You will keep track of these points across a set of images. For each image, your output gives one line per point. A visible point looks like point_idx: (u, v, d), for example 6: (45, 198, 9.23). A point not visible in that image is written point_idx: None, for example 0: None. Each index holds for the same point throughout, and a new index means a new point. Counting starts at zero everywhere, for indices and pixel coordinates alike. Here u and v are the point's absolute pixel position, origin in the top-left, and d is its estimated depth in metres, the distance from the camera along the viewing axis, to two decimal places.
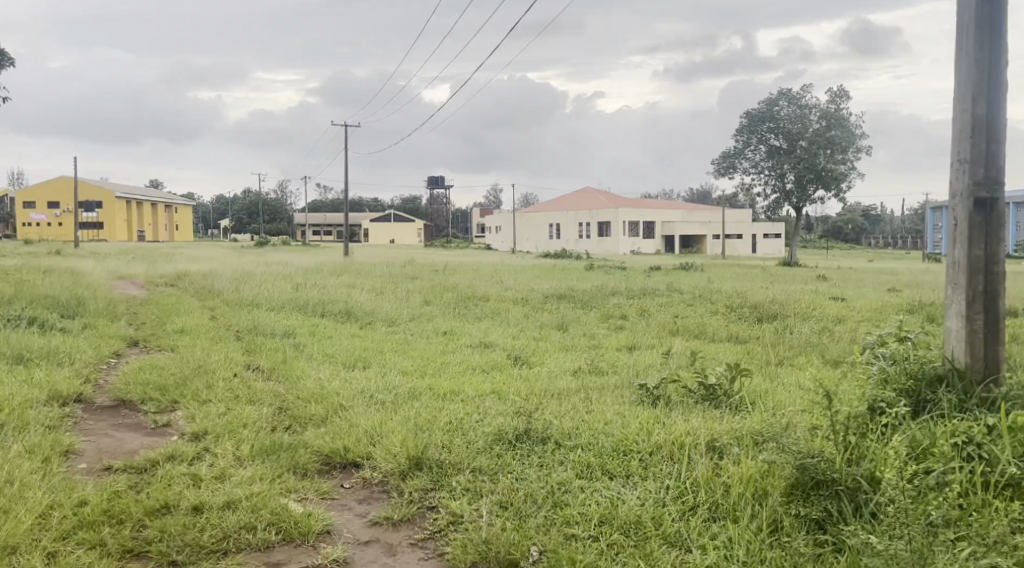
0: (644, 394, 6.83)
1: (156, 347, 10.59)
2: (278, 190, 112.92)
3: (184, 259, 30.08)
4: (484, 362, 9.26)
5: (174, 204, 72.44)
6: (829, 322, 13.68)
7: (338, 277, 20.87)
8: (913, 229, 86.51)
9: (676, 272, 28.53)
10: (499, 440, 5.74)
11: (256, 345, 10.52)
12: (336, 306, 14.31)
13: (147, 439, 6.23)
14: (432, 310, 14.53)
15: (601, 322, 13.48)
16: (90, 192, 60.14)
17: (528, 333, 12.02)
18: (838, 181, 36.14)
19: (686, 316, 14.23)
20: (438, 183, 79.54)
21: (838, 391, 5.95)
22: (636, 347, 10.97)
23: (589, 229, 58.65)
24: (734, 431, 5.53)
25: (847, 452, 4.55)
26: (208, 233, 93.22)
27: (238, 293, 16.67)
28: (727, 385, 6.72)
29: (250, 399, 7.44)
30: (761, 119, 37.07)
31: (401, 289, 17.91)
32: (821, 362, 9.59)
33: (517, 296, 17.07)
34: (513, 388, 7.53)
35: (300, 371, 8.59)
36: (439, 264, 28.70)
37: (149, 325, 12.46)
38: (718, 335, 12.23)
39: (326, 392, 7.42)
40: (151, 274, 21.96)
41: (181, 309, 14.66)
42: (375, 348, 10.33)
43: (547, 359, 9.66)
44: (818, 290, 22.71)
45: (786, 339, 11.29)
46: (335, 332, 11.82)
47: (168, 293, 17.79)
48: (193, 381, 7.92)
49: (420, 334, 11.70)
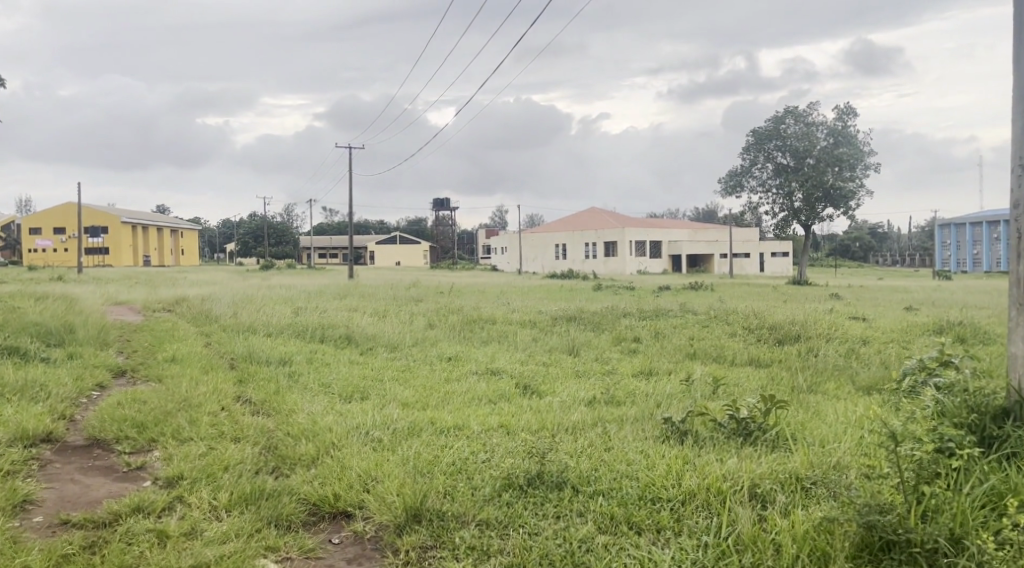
0: (668, 429, 6.14)
1: (144, 377, 9.96)
2: (284, 213, 112.61)
3: (188, 284, 29.51)
4: (492, 392, 8.60)
5: (180, 228, 72.07)
6: (855, 344, 12.99)
7: (340, 300, 20.25)
8: (920, 247, 85.68)
9: (685, 292, 27.87)
10: (508, 486, 5.06)
11: (248, 374, 9.87)
12: (336, 331, 13.68)
13: (116, 485, 5.58)
14: (437, 334, 13.90)
15: (613, 346, 12.82)
16: (95, 217, 59.82)
17: (536, 358, 11.36)
18: (847, 199, 35.53)
19: (702, 339, 13.58)
20: (443, 205, 79.07)
21: (891, 427, 5.30)
22: (653, 373, 10.28)
23: (596, 249, 57.94)
24: (779, 472, 4.89)
25: (917, 505, 3.95)
26: (214, 257, 92.87)
27: (235, 318, 16.06)
28: (762, 418, 6.06)
29: (237, 436, 6.80)
30: (768, 137, 36.55)
31: (404, 312, 17.27)
32: (854, 392, 8.91)
33: (525, 318, 16.42)
34: (523, 422, 6.88)
35: (293, 404, 7.93)
36: (444, 286, 28.12)
37: (140, 353, 11.84)
38: (738, 359, 11.58)
39: (318, 428, 6.77)
40: (149, 299, 21.37)
41: (175, 336, 14.03)
42: (375, 377, 9.66)
43: (559, 387, 8.98)
44: (834, 309, 22.03)
45: (812, 365, 10.61)
46: (333, 358, 11.18)
47: (165, 318, 17.20)
48: (175, 416, 7.28)
49: (423, 360, 11.05)
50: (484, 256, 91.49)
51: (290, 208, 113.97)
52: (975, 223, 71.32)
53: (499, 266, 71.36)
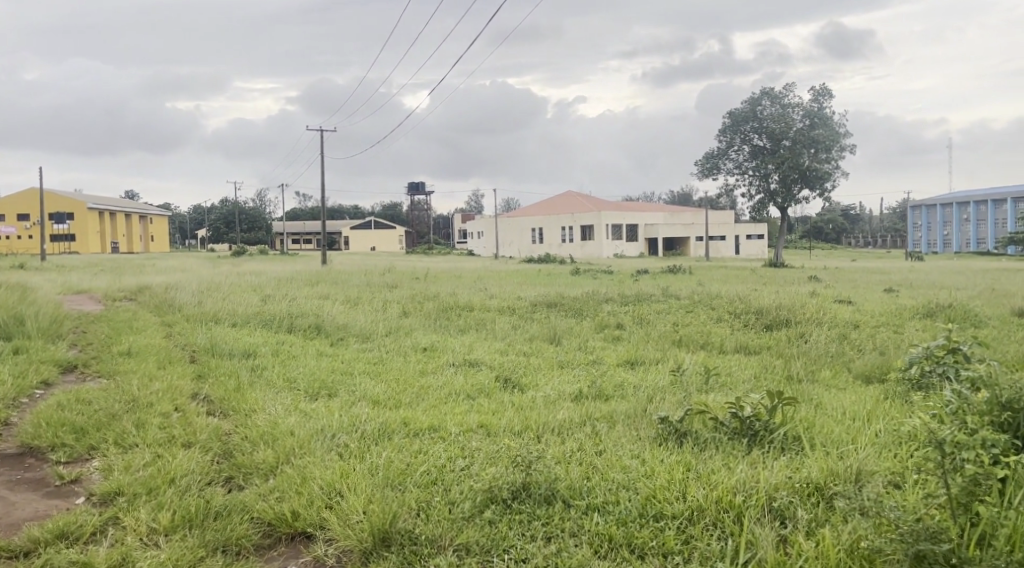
0: (663, 429, 5.58)
1: (95, 373, 9.22)
2: (256, 199, 110.66)
3: (154, 271, 28.49)
4: (470, 386, 8.00)
5: (149, 214, 70.49)
6: (845, 328, 12.53)
7: (311, 287, 19.45)
8: (890, 228, 86.14)
9: (664, 276, 27.39)
10: (491, 501, 4.49)
11: (208, 369, 9.16)
12: (306, 320, 12.96)
13: (43, 502, 4.94)
14: (412, 322, 13.25)
15: (595, 334, 12.24)
16: (61, 203, 58.28)
17: (516, 348, 10.75)
18: (823, 180, 35.18)
19: (686, 325, 13.06)
20: (419, 189, 78.09)
21: (918, 428, 4.80)
22: (639, 363, 9.73)
23: (572, 233, 57.39)
24: (798, 481, 4.41)
25: (970, 529, 3.66)
26: (185, 244, 91.16)
27: (199, 307, 15.27)
28: (768, 416, 5.50)
29: (188, 441, 6.13)
30: (744, 119, 36.07)
31: (378, 299, 16.58)
32: (853, 381, 8.42)
33: (503, 305, 15.80)
34: (506, 421, 6.28)
35: (254, 403, 7.25)
36: (419, 272, 27.37)
37: (95, 346, 11.08)
38: (727, 346, 11.07)
39: (279, 431, 6.12)
40: (110, 287, 20.42)
41: (133, 326, 13.24)
42: (344, 371, 9.00)
43: (542, 380, 8.37)
44: (818, 291, 21.60)
45: (805, 353, 10.10)
46: (302, 350, 10.51)
47: (126, 307, 16.32)
48: (120, 419, 6.58)
49: (397, 351, 10.40)
50: (458, 241, 90.70)
51: (263, 193, 111.99)
52: (944, 204, 71.84)
53: (476, 251, 70.59)
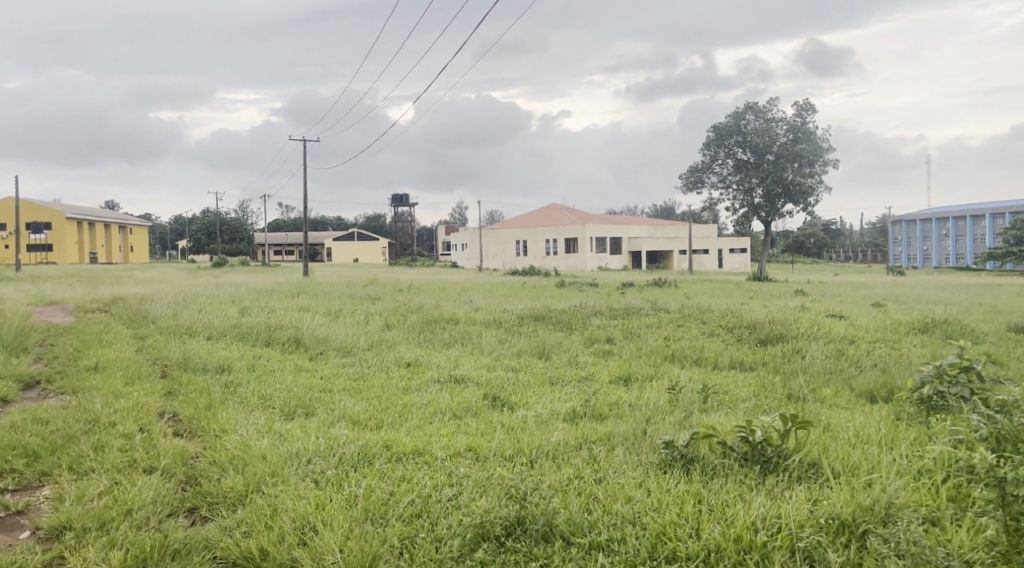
0: (668, 455, 5.15)
1: (58, 390, 8.67)
2: (239, 209, 109.82)
3: (132, 282, 27.81)
4: (456, 404, 7.53)
5: (129, 224, 69.55)
6: (841, 344, 12.17)
7: (291, 299, 18.89)
8: (871, 243, 86.61)
9: (649, 288, 27.09)
10: (482, 538, 4.16)
11: (179, 385, 8.62)
12: (285, 333, 12.45)
13: None
14: (394, 335, 12.78)
15: (585, 348, 11.83)
16: (38, 213, 57.31)
17: (504, 363, 10.29)
18: (806, 195, 35.05)
19: (678, 339, 12.66)
20: (403, 201, 77.60)
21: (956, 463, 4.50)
22: (633, 380, 9.30)
23: (556, 245, 57.03)
24: (818, 515, 4.11)
25: None
26: (165, 255, 90.05)
27: (174, 320, 14.69)
28: (782, 442, 5.07)
29: (150, 466, 5.63)
30: (727, 133, 35.91)
31: (360, 312, 16.10)
32: (856, 400, 8.02)
33: (489, 318, 15.37)
34: (496, 444, 5.82)
35: (225, 423, 6.74)
36: (402, 283, 26.94)
37: (61, 360, 10.51)
38: (721, 361, 10.67)
39: (249, 455, 5.63)
40: (83, 298, 19.78)
41: (104, 339, 12.67)
42: (323, 388, 8.48)
43: (533, 398, 7.93)
44: (806, 306, 21.33)
45: (802, 369, 9.71)
46: (279, 365, 9.99)
47: (98, 319, 15.71)
48: (77, 440, 6.07)
49: (379, 366, 9.92)
50: (442, 253, 90.27)
51: (246, 204, 111.19)
52: (924, 219, 72.30)
53: (459, 262, 70.13)
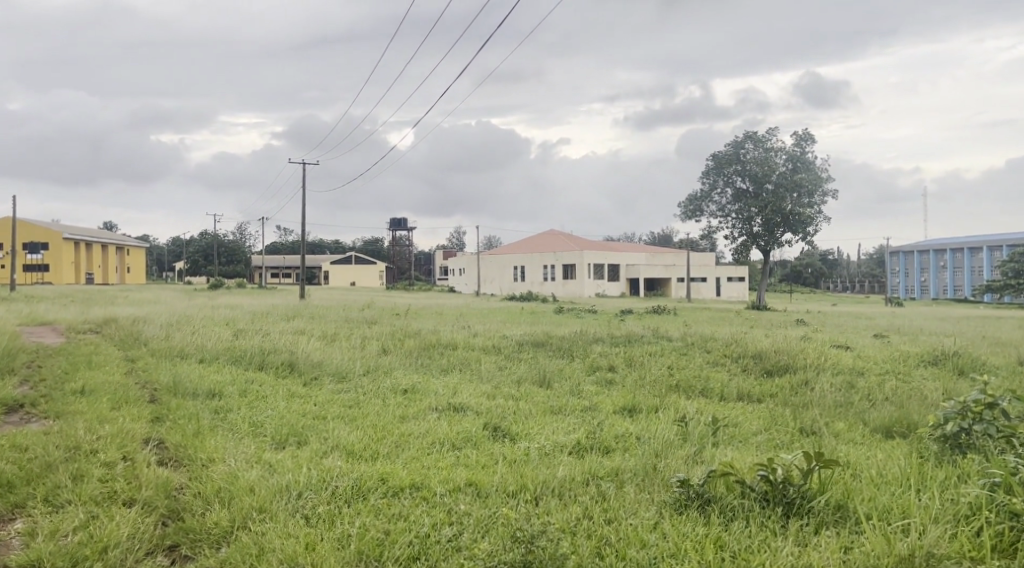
0: (682, 494, 4.83)
1: (42, 414, 8.32)
2: (238, 232, 109.66)
3: (128, 303, 27.46)
4: (455, 434, 7.20)
5: (127, 245, 69.31)
6: (850, 376, 11.84)
7: (287, 323, 18.56)
8: (869, 274, 86.50)
9: (648, 316, 26.80)
10: None
11: (167, 410, 8.27)
12: (279, 357, 12.10)
13: None
14: (391, 361, 12.42)
15: (587, 377, 11.50)
16: (35, 233, 57.06)
17: (504, 391, 9.93)
18: (805, 225, 34.85)
19: (683, 369, 12.33)
20: (401, 225, 77.41)
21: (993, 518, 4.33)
22: (637, 411, 8.96)
23: (554, 271, 56.73)
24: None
25: None
26: (163, 276, 89.62)
27: (166, 342, 14.33)
28: (804, 482, 4.75)
29: (130, 497, 5.29)
30: (727, 162, 35.78)
31: (356, 336, 15.76)
32: (871, 436, 7.69)
33: (488, 344, 15.04)
34: (498, 479, 5.48)
35: (212, 452, 6.40)
36: (399, 308, 26.58)
37: (47, 382, 10.15)
38: (727, 392, 10.35)
39: (237, 487, 5.30)
40: (75, 319, 19.39)
41: (94, 361, 12.30)
42: (316, 415, 8.13)
43: (535, 428, 7.60)
44: (810, 336, 20.98)
45: (812, 401, 9.39)
46: (272, 390, 9.64)
47: (89, 341, 15.35)
48: (54, 469, 5.73)
49: (375, 393, 9.56)
50: (439, 278, 89.91)
51: (244, 227, 111.05)
52: (922, 250, 72.18)
53: (457, 288, 69.79)
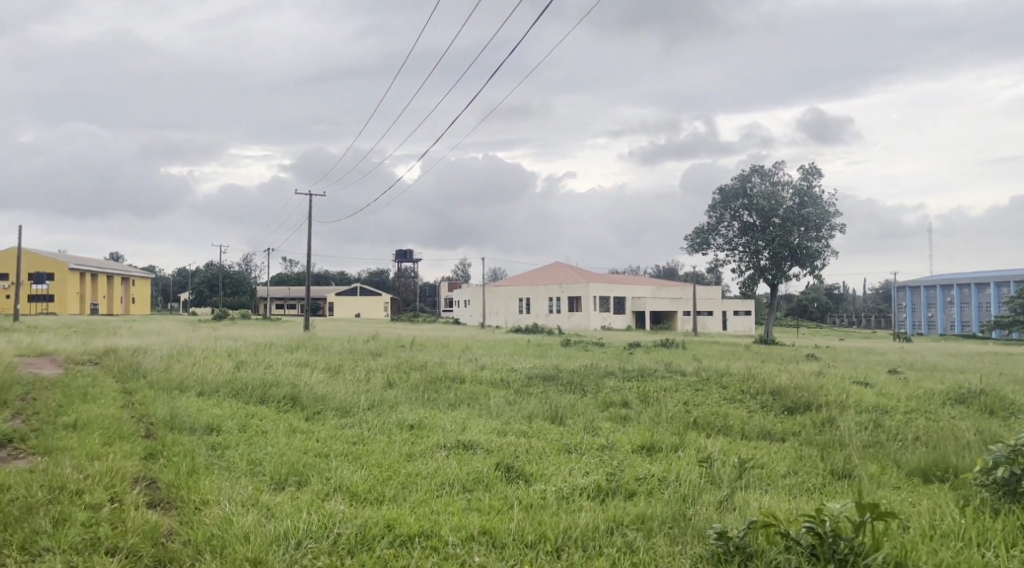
0: (720, 548, 4.46)
1: (30, 449, 7.88)
2: (244, 263, 109.60)
3: (131, 334, 27.04)
4: (465, 474, 6.74)
5: (132, 275, 69.02)
6: (874, 414, 11.32)
7: (290, 354, 18.07)
8: (875, 308, 86.03)
9: (657, 349, 26.31)
10: None
11: (162, 446, 7.83)
12: (280, 390, 11.63)
13: None
14: (396, 395, 11.96)
15: (600, 413, 11.00)
16: (40, 263, 56.89)
17: (515, 427, 9.44)
18: (813, 259, 34.45)
19: (699, 405, 11.84)
20: (407, 257, 77.18)
21: None
22: (656, 449, 8.49)
23: (559, 304, 56.23)
24: None
25: None
26: (168, 307, 89.24)
27: (165, 374, 13.88)
28: (855, 536, 4.31)
29: (115, 545, 4.86)
30: (734, 195, 35.43)
31: (361, 369, 15.27)
32: (908, 480, 7.18)
33: (497, 377, 14.56)
34: (516, 526, 5.02)
35: (207, 493, 5.96)
36: (404, 340, 26.09)
37: (39, 415, 9.71)
38: (749, 431, 9.85)
39: (231, 534, 4.87)
40: (74, 350, 18.92)
41: (89, 394, 11.83)
42: (319, 453, 7.69)
43: (550, 468, 7.13)
44: (824, 371, 20.44)
45: (841, 442, 8.89)
46: (273, 425, 9.17)
47: (88, 372, 14.91)
48: (37, 512, 5.30)
49: (380, 429, 9.09)
50: (445, 310, 89.52)
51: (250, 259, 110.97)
52: (929, 286, 71.68)
53: (462, 319, 69.32)
